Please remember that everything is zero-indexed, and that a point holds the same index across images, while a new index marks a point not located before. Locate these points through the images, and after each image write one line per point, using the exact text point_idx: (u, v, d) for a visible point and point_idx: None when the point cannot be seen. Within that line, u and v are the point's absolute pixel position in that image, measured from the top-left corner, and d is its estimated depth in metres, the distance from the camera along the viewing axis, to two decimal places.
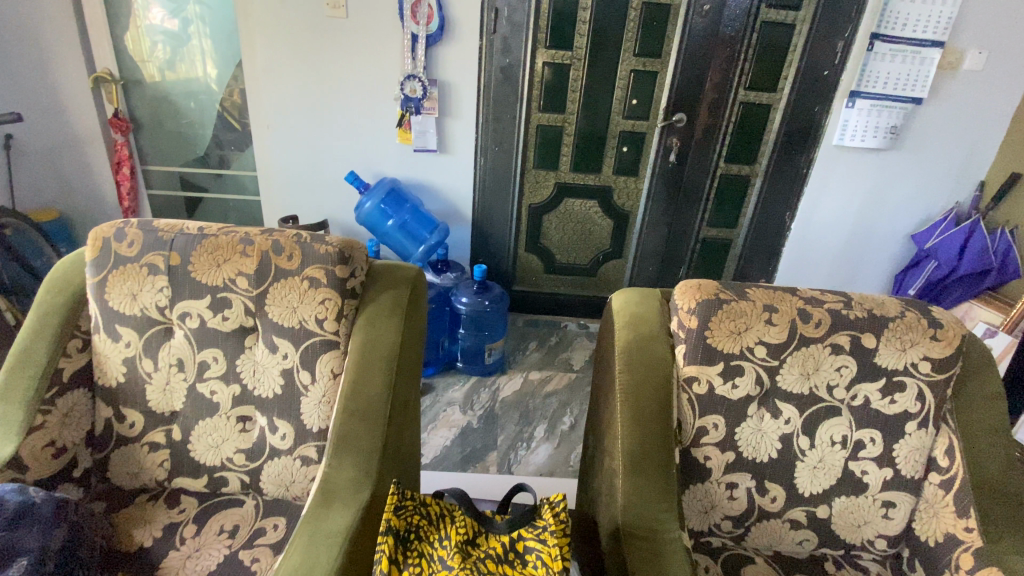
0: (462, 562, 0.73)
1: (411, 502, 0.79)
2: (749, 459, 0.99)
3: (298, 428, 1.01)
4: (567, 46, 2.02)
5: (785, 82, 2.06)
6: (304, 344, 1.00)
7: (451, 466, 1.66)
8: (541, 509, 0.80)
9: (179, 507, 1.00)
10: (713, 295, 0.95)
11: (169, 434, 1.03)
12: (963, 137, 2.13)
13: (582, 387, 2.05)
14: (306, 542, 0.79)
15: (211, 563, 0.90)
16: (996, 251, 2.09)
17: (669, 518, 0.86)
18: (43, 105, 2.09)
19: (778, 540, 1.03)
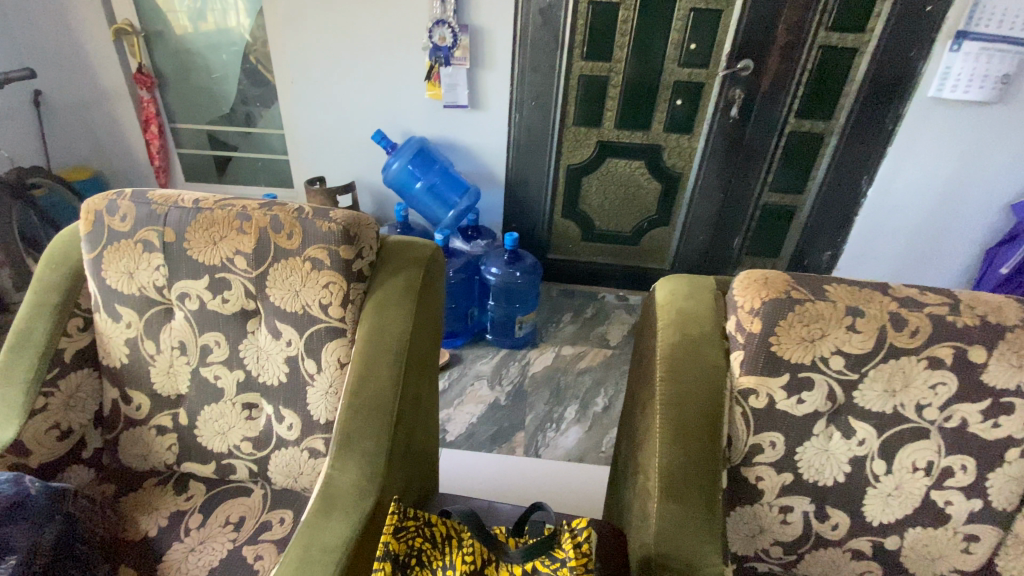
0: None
1: (412, 524, 0.72)
2: (810, 482, 0.85)
3: (305, 418, 0.94)
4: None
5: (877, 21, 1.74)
6: (308, 331, 0.91)
7: (477, 445, 1.60)
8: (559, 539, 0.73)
9: (186, 494, 0.96)
10: (783, 294, 0.78)
11: (176, 418, 0.98)
12: None
13: (618, 366, 1.92)
14: (301, 556, 0.72)
15: (213, 558, 0.86)
16: None
17: (712, 551, 0.74)
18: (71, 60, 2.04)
19: (834, 569, 0.89)
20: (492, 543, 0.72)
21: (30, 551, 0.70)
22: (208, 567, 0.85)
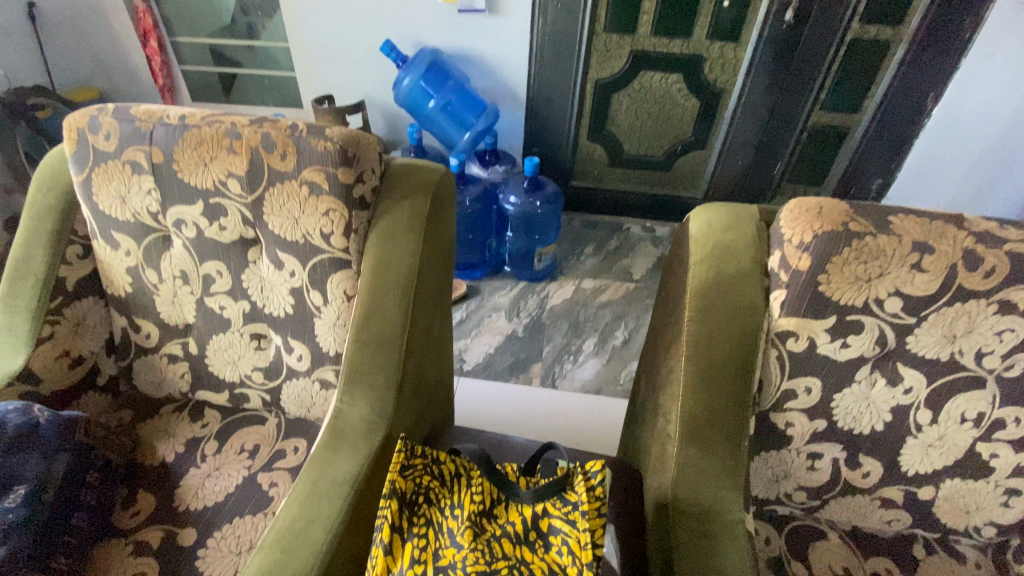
0: (473, 541, 0.64)
1: (419, 462, 0.70)
2: (844, 429, 0.79)
3: (314, 350, 0.91)
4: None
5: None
6: (310, 262, 0.85)
7: (495, 375, 1.59)
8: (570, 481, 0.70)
9: (202, 421, 0.96)
10: (839, 226, 0.68)
11: (186, 347, 0.97)
12: None
13: (640, 300, 1.85)
14: (309, 490, 0.71)
15: (228, 485, 0.86)
16: None
17: (734, 498, 0.70)
18: None
19: (860, 516, 0.84)
20: (502, 482, 0.70)
21: (41, 480, 0.72)
22: (223, 493, 0.85)
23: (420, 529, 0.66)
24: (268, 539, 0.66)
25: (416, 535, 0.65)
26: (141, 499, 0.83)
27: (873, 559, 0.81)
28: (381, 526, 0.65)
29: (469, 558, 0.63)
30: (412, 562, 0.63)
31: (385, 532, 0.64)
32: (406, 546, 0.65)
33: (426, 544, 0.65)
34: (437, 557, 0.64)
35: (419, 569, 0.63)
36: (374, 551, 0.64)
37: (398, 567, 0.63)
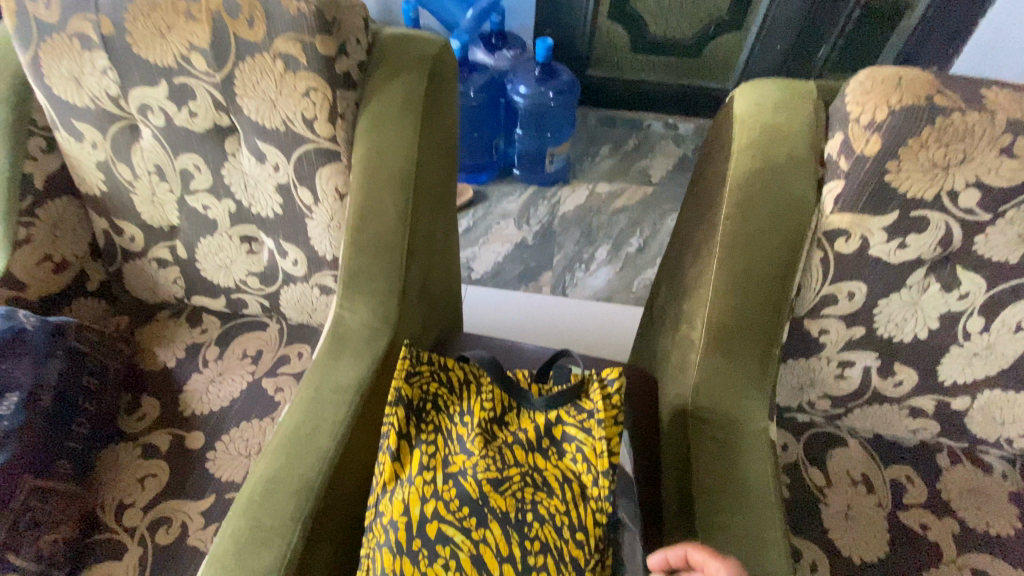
0: (484, 448, 0.61)
1: (426, 369, 0.66)
2: (883, 337, 0.73)
3: (309, 254, 0.84)
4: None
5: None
6: (295, 154, 0.75)
7: (504, 283, 1.53)
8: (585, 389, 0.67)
9: (201, 327, 0.92)
10: (922, 101, 0.56)
11: (174, 251, 0.91)
12: None
13: (659, 205, 1.72)
14: (311, 397, 0.67)
15: (234, 389, 0.84)
16: None
17: (758, 407, 0.66)
18: None
19: (885, 423, 0.81)
20: (514, 389, 0.66)
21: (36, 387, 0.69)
22: (230, 397, 0.83)
23: (428, 436, 0.63)
24: (271, 444, 0.63)
25: (424, 442, 0.62)
26: (146, 404, 0.82)
27: (893, 465, 0.79)
28: (388, 432, 0.62)
29: (480, 464, 0.60)
30: (421, 468, 0.61)
31: (392, 439, 0.61)
32: (414, 453, 0.62)
33: (434, 451, 0.62)
34: (447, 463, 0.61)
35: (429, 475, 0.60)
36: (381, 457, 0.61)
37: (407, 473, 0.61)
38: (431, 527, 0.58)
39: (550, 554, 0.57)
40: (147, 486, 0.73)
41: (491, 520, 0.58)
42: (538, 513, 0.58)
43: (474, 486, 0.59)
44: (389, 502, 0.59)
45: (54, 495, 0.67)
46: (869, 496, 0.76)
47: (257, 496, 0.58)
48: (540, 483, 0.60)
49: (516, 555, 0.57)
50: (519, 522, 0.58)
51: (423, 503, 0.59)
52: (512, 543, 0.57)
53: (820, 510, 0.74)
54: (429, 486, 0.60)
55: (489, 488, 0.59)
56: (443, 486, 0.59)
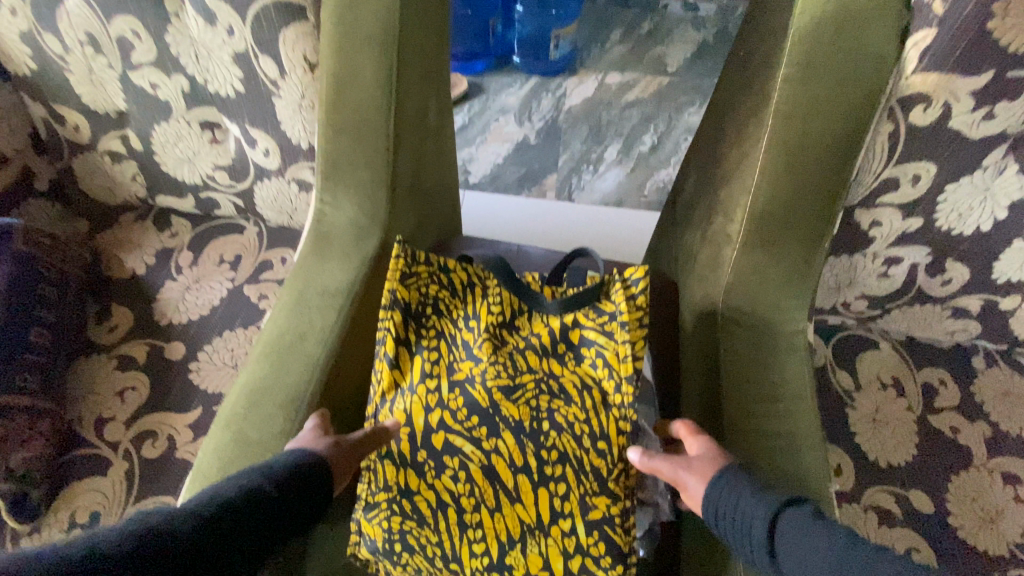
0: (492, 354, 0.54)
1: (423, 270, 0.57)
2: (940, 231, 0.64)
3: (282, 142, 0.72)
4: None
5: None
6: (252, 14, 0.62)
7: (504, 188, 1.42)
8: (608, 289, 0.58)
9: (170, 231, 0.83)
10: None
11: (127, 142, 0.78)
12: None
13: (675, 99, 1.54)
14: (295, 301, 0.59)
15: (212, 297, 0.76)
16: None
17: (796, 307, 0.59)
18: None
19: (922, 325, 0.74)
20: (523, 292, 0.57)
21: None
22: (209, 305, 0.75)
23: (429, 343, 0.56)
24: (255, 351, 0.57)
25: (424, 349, 0.55)
26: (117, 314, 0.75)
27: (927, 369, 0.73)
28: (384, 339, 0.55)
29: (489, 372, 0.54)
30: (423, 376, 0.54)
31: (389, 346, 0.55)
32: (415, 360, 0.55)
33: (437, 358, 0.55)
34: (452, 372, 0.55)
35: (432, 384, 0.54)
36: (378, 366, 0.55)
37: (408, 383, 0.55)
38: (437, 438, 0.53)
39: (569, 465, 0.52)
40: (127, 399, 0.68)
41: (503, 430, 0.53)
42: (555, 422, 0.53)
43: (482, 396, 0.53)
44: (389, 413, 0.54)
45: (19, 411, 0.61)
46: (900, 399, 0.71)
47: (242, 408, 0.53)
48: (557, 391, 0.54)
49: (532, 465, 0.52)
50: (534, 431, 0.53)
51: (427, 414, 0.53)
52: (527, 454, 0.52)
53: (846, 415, 0.71)
54: (433, 396, 0.54)
55: (499, 397, 0.53)
56: (449, 396, 0.54)
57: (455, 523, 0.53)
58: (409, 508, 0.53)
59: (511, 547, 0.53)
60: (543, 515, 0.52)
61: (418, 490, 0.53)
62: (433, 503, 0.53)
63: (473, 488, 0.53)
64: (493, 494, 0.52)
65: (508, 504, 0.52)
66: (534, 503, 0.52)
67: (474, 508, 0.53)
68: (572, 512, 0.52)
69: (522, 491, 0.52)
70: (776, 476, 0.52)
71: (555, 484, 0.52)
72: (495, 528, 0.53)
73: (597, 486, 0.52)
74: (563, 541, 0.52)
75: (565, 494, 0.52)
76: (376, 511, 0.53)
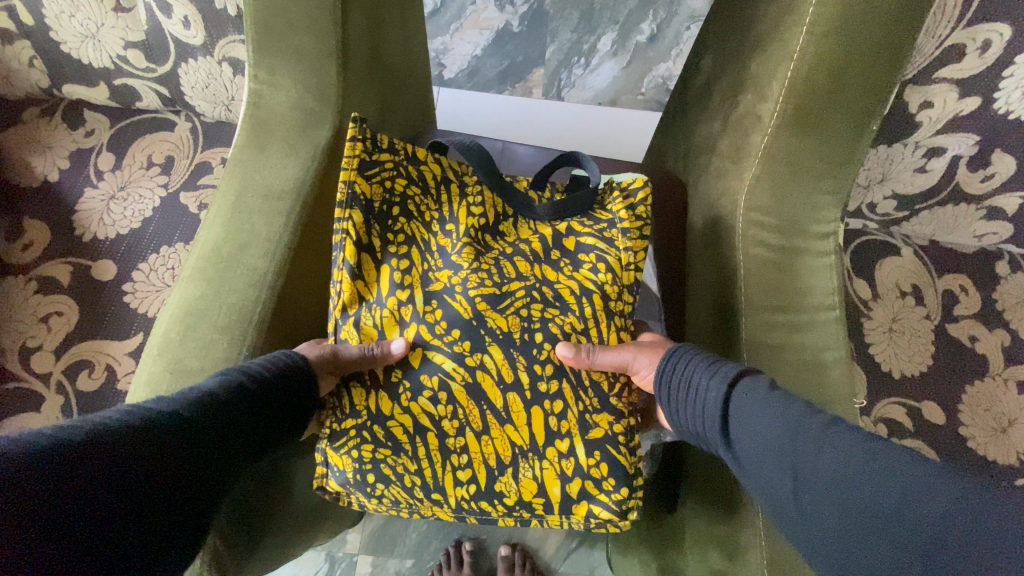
0: (474, 259, 0.46)
1: (388, 162, 0.47)
2: (996, 115, 0.54)
3: (204, 7, 0.57)
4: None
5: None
6: None
7: (483, 87, 1.27)
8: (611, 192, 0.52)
9: (85, 129, 0.69)
10: None
11: (12, 14, 0.61)
12: None
13: None
14: (233, 205, 0.49)
15: (144, 208, 0.64)
16: None
17: (827, 206, 0.51)
18: None
19: (949, 228, 0.67)
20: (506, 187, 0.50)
21: None
22: (141, 217, 0.64)
23: (400, 247, 0.46)
24: (189, 265, 0.47)
25: (392, 255, 0.45)
26: (30, 228, 0.63)
27: (948, 275, 0.67)
28: (342, 245, 0.44)
29: (472, 279, 0.46)
30: (392, 287, 0.45)
31: (350, 252, 0.44)
32: (382, 269, 0.45)
33: (409, 266, 0.45)
34: (428, 280, 0.46)
35: (404, 295, 0.45)
36: (337, 275, 0.44)
37: (374, 296, 0.45)
38: (418, 355, 0.45)
39: (565, 381, 0.46)
40: (53, 326, 0.59)
41: (490, 344, 0.45)
42: (549, 334, 0.46)
43: (465, 306, 0.45)
44: (358, 331, 0.45)
45: None
46: (918, 308, 0.66)
47: (176, 333, 0.44)
48: (550, 299, 0.47)
49: (524, 382, 0.45)
50: (526, 344, 0.46)
51: (401, 330, 0.45)
52: (519, 370, 0.45)
53: (860, 325, 0.66)
54: (405, 308, 0.44)
55: (486, 307, 0.45)
56: (425, 308, 0.45)
57: (437, 449, 0.45)
58: (382, 436, 0.45)
59: (503, 474, 0.46)
60: (537, 438, 0.46)
61: (392, 415, 0.45)
62: (410, 430, 0.45)
63: (457, 411, 0.45)
64: (479, 416, 0.45)
65: (497, 426, 0.45)
66: (527, 424, 0.45)
67: (458, 432, 0.45)
68: (571, 432, 0.46)
69: (514, 411, 0.45)
70: (791, 385, 0.48)
71: (551, 402, 0.46)
72: (484, 453, 0.46)
73: (599, 402, 0.46)
74: (562, 465, 0.46)
75: (562, 411, 0.46)
76: (343, 440, 0.45)
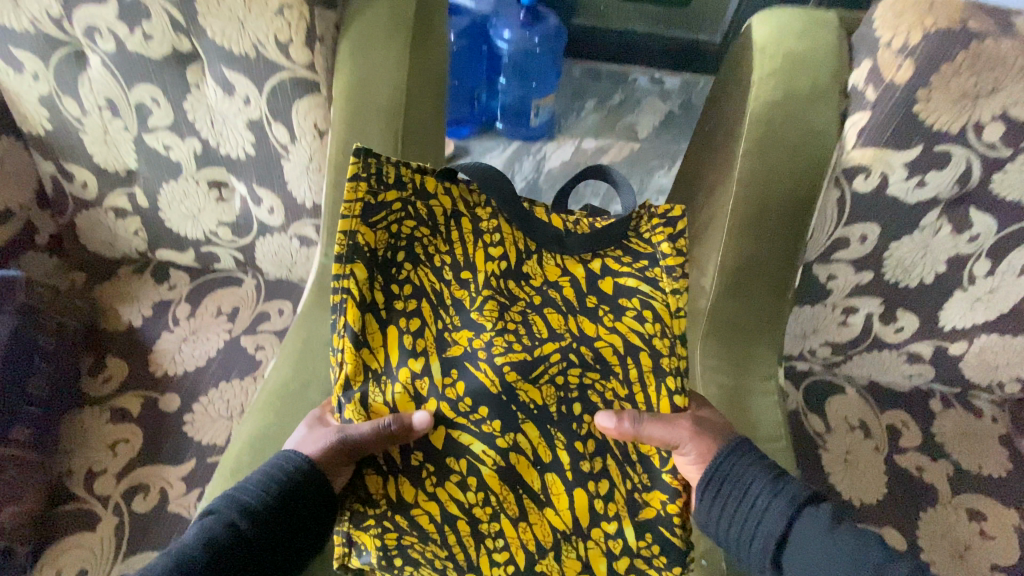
0: (492, 316, 0.53)
1: (396, 204, 0.53)
2: (888, 283, 0.71)
3: (287, 200, 0.77)
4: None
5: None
6: (267, 85, 0.67)
7: None
8: (647, 221, 0.60)
9: (168, 283, 0.85)
10: (960, 24, 0.52)
11: (134, 199, 0.81)
12: None
13: (646, 162, 1.60)
14: (300, 352, 0.62)
15: (210, 348, 0.77)
16: None
17: (768, 354, 0.65)
18: None
19: (882, 370, 0.80)
20: (523, 219, 0.56)
21: None
22: (206, 357, 0.77)
23: (410, 307, 0.53)
24: (258, 402, 0.59)
25: (400, 318, 0.52)
26: (111, 365, 0.75)
27: (889, 412, 0.79)
28: (344, 307, 0.51)
29: (496, 346, 0.52)
30: (403, 350, 0.52)
31: (352, 317, 0.51)
32: (388, 330, 0.52)
33: (421, 329, 0.52)
34: (447, 343, 0.53)
35: (415, 364, 0.52)
36: (339, 343, 0.51)
37: (386, 365, 0.52)
38: (440, 435, 0.52)
39: (608, 458, 0.55)
40: (120, 451, 0.67)
41: (524, 421, 0.53)
42: (587, 400, 0.55)
43: (485, 374, 0.52)
44: (366, 409, 0.52)
45: (16, 464, 0.60)
46: (867, 440, 0.76)
47: (246, 455, 0.54)
48: (580, 361, 0.54)
49: (564, 461, 0.54)
50: (563, 419, 0.54)
51: (419, 404, 0.52)
52: (559, 449, 0.54)
53: (819, 456, 0.75)
54: (420, 381, 0.52)
55: (517, 378, 0.53)
56: (444, 381, 0.52)
57: (469, 532, 0.53)
58: (404, 525, 0.53)
59: (546, 557, 0.55)
60: (574, 519, 0.54)
61: (416, 502, 0.52)
62: (438, 519, 0.53)
63: (491, 497, 0.53)
64: (516, 497, 0.53)
65: (537, 511, 0.54)
66: (570, 509, 0.54)
67: (492, 516, 0.53)
68: (618, 515, 0.55)
69: (555, 494, 0.54)
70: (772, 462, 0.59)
71: (595, 483, 0.54)
72: (522, 536, 0.54)
73: (649, 480, 0.56)
74: (609, 545, 0.55)
75: (605, 493, 0.54)
76: (366, 523, 0.53)
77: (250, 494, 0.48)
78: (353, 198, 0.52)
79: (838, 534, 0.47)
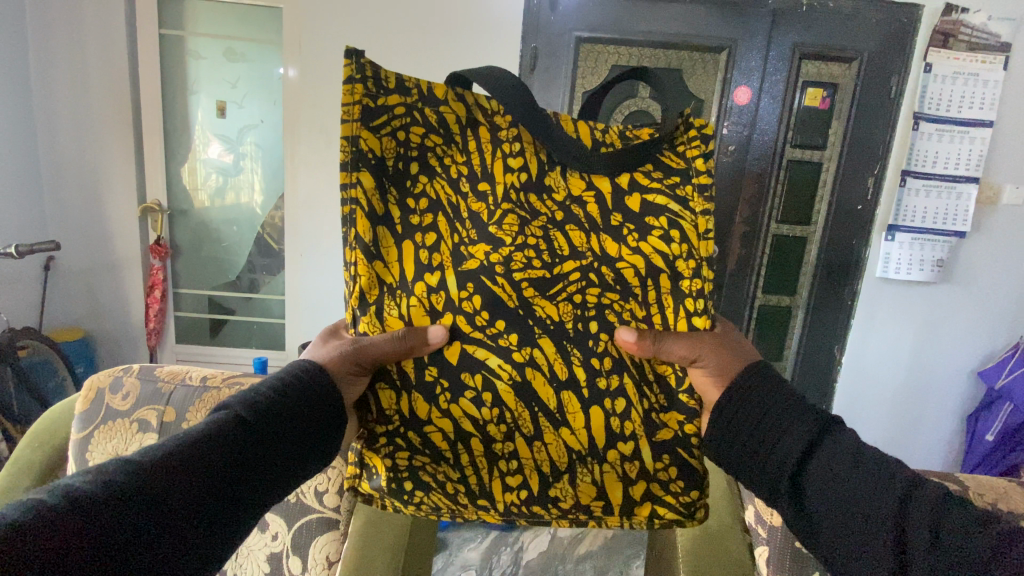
0: (505, 229, 0.60)
1: (400, 108, 0.59)
2: None
3: None
4: (596, 60, 1.82)
5: (872, 178, 1.85)
6: (297, 523, 0.86)
7: None
8: (685, 131, 0.63)
9: None
10: None
11: None
12: (980, 293, 1.95)
13: (621, 550, 1.45)
14: None
15: None
16: (995, 391, 1.88)
17: None
18: (94, 249, 2.21)
19: None
20: (548, 134, 0.59)
21: None
22: None
23: (427, 222, 0.60)
24: None
25: (417, 233, 0.60)
26: None
27: None
28: (354, 218, 0.57)
29: (516, 264, 0.60)
30: (418, 261, 0.60)
31: (362, 228, 0.57)
32: (398, 245, 0.59)
33: (436, 241, 0.60)
34: (464, 257, 0.60)
35: (430, 278, 0.60)
36: (353, 258, 0.58)
37: (401, 280, 0.60)
38: (455, 350, 0.61)
39: (625, 377, 0.61)
40: None
41: (539, 337, 0.61)
42: (601, 314, 0.60)
43: (500, 287, 0.60)
44: (380, 322, 0.60)
45: None
46: None
47: None
48: (601, 281, 0.60)
49: (580, 380, 0.61)
50: (576, 337, 0.61)
51: (433, 319, 0.60)
52: (576, 366, 0.61)
53: None
54: (435, 295, 0.60)
55: (534, 295, 0.60)
56: (460, 295, 0.60)
57: (482, 452, 0.62)
58: (417, 440, 0.62)
59: (560, 482, 0.62)
60: (584, 437, 0.61)
61: (431, 419, 0.61)
62: (452, 435, 0.62)
63: (506, 414, 0.61)
64: (530, 412, 0.61)
65: (555, 429, 0.61)
66: (587, 430, 0.62)
67: (505, 434, 0.61)
68: (634, 435, 0.62)
69: (571, 412, 0.61)
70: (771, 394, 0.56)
71: (612, 402, 0.61)
72: (536, 458, 0.62)
73: (666, 400, 0.62)
74: (621, 470, 0.62)
75: (621, 413, 0.62)
76: (379, 444, 0.62)
77: (258, 394, 0.51)
78: (352, 101, 0.56)
79: (858, 481, 0.47)
